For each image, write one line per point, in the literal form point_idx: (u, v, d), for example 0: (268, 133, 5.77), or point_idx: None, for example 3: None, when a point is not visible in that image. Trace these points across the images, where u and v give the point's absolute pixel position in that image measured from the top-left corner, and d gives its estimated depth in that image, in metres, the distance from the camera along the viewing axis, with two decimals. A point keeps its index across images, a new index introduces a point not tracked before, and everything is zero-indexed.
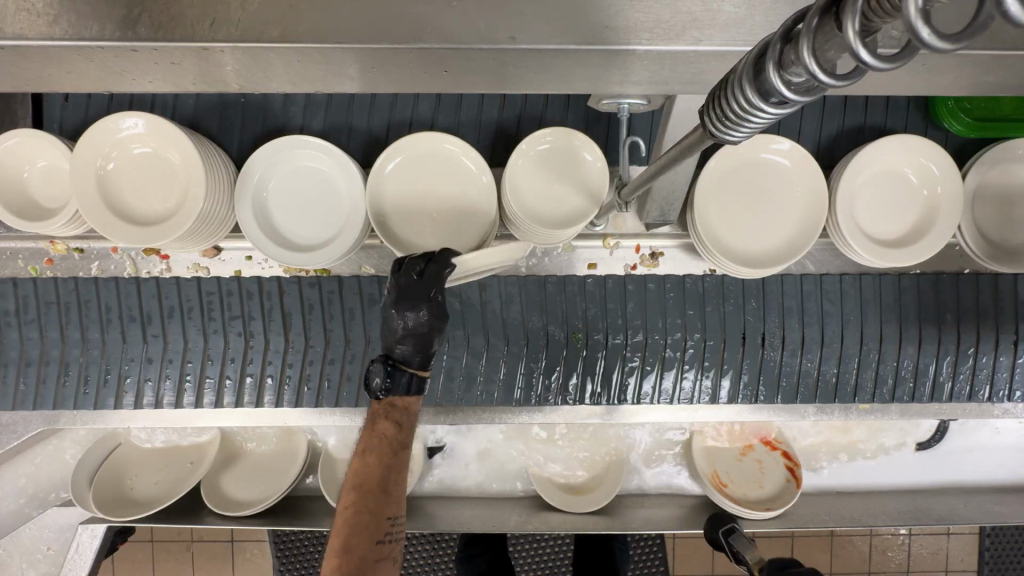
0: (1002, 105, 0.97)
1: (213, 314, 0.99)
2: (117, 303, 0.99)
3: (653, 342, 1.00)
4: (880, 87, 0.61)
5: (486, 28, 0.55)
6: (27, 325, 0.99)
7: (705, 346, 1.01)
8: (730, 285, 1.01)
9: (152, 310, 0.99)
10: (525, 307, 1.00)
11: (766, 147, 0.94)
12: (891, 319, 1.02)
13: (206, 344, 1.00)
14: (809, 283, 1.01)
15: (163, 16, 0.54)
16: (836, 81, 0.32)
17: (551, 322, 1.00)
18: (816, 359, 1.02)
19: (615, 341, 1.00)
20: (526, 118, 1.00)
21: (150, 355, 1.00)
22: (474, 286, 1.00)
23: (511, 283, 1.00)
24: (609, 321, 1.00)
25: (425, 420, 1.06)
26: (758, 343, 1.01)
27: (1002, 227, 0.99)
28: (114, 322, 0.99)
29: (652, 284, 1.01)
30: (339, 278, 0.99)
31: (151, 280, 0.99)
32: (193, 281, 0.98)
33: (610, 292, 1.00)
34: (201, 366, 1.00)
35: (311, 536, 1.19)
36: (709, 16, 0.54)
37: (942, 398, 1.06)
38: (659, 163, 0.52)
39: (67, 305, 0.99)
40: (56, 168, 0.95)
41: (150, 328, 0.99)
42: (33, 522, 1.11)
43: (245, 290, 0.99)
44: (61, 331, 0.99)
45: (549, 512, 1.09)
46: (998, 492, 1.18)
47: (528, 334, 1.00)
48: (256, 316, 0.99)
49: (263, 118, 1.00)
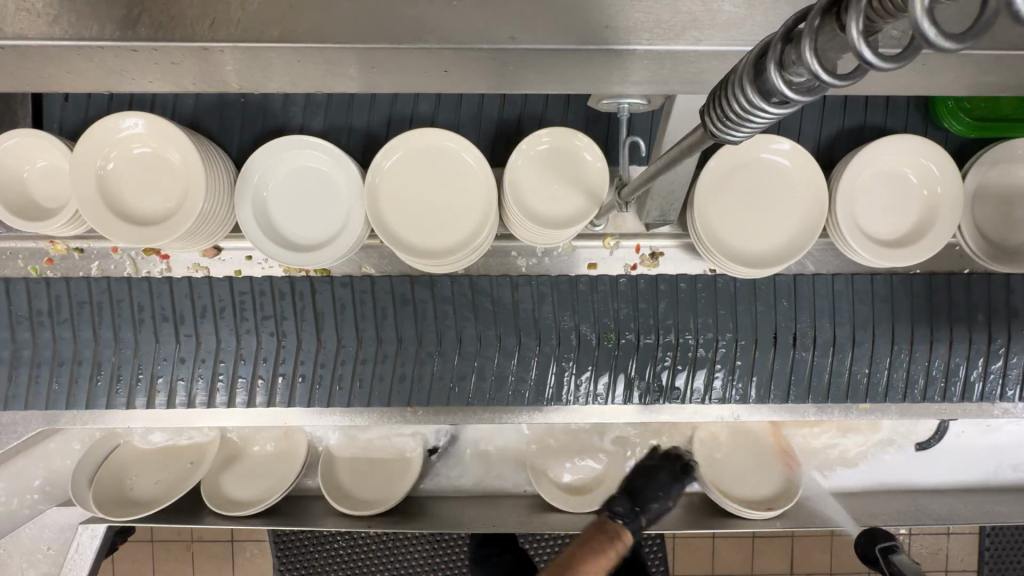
0: (1001, 105, 0.97)
1: (246, 314, 0.98)
2: (151, 303, 0.98)
3: (685, 342, 0.99)
4: (878, 87, 0.61)
5: (487, 29, 0.55)
6: (60, 325, 0.98)
7: (739, 346, 1.00)
8: (762, 285, 1.00)
9: (186, 310, 0.98)
10: (556, 307, 0.99)
11: (766, 147, 0.94)
12: (923, 319, 1.01)
13: (238, 343, 0.98)
14: (841, 283, 1.01)
15: (163, 16, 0.54)
16: (838, 81, 0.32)
17: (583, 322, 0.99)
18: (851, 358, 1.01)
19: (647, 341, 0.99)
20: (526, 118, 1.00)
21: (185, 355, 0.99)
22: (505, 285, 0.99)
23: (543, 283, 0.99)
24: (642, 321, 0.99)
25: (425, 420, 1.05)
26: (792, 343, 1.00)
27: (1002, 227, 0.99)
28: (147, 321, 0.98)
29: (683, 284, 1.00)
30: (371, 278, 0.99)
31: (184, 279, 0.98)
32: (219, 282, 0.98)
33: (642, 291, 1.00)
34: (235, 366, 0.99)
35: (311, 537, 1.19)
36: (709, 16, 0.54)
37: (956, 399, 1.04)
38: (659, 163, 0.52)
39: (101, 305, 0.98)
40: (56, 168, 0.95)
41: (183, 328, 0.98)
42: (34, 522, 1.11)
43: (278, 290, 0.98)
44: (94, 331, 0.98)
45: (549, 512, 1.09)
46: (997, 492, 1.18)
47: (560, 334, 0.99)
48: (289, 315, 0.98)
49: (263, 118, 1.00)
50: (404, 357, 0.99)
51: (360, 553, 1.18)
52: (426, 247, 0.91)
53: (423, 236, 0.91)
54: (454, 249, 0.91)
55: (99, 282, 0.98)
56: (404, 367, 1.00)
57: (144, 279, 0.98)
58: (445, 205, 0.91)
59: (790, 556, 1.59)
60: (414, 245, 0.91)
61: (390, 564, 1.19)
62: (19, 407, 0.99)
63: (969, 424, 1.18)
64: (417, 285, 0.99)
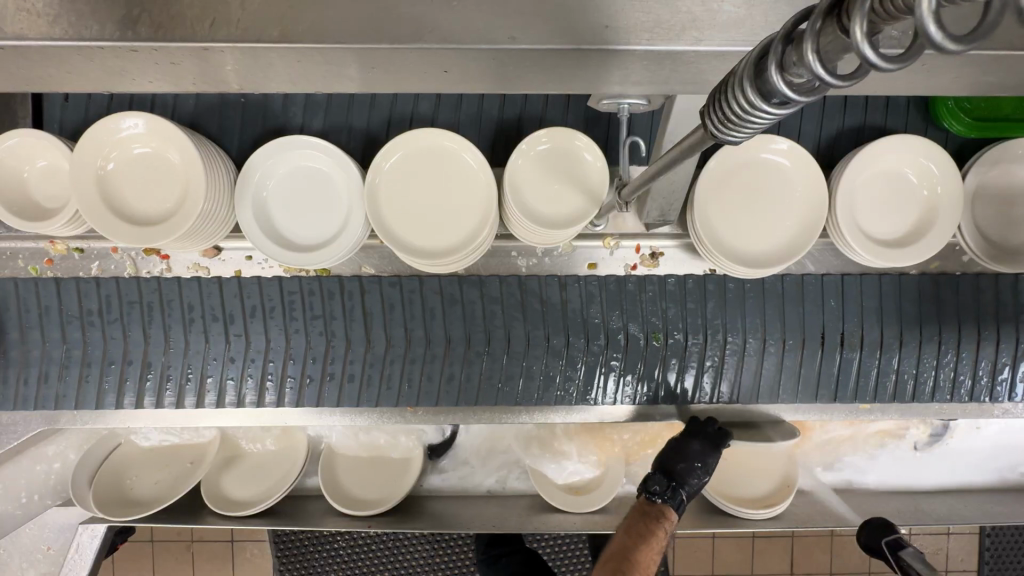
0: (1002, 105, 0.97)
1: (294, 314, 0.99)
2: (200, 302, 0.98)
3: (734, 342, 1.00)
4: (878, 86, 0.61)
5: (487, 29, 0.55)
6: (109, 326, 0.98)
7: (786, 346, 1.01)
8: (810, 285, 1.01)
9: (235, 310, 0.98)
10: (605, 306, 0.99)
11: (766, 147, 0.94)
12: (970, 320, 1.02)
13: (287, 343, 0.99)
14: (888, 282, 1.01)
15: (163, 16, 0.54)
16: (840, 82, 0.32)
17: (631, 322, 1.00)
18: (897, 359, 1.02)
19: (695, 341, 1.00)
20: (526, 118, 1.00)
21: (234, 355, 0.99)
22: (555, 284, 1.00)
23: (591, 283, 1.00)
24: (690, 321, 1.00)
25: (426, 420, 1.05)
26: (838, 343, 1.01)
27: (1003, 227, 0.99)
28: (197, 321, 0.98)
29: (732, 284, 1.00)
30: (419, 278, 0.99)
31: (233, 279, 0.98)
32: (256, 283, 0.98)
33: (690, 291, 1.00)
34: (284, 365, 1.00)
35: (310, 537, 1.19)
36: (709, 16, 0.54)
37: (960, 399, 1.04)
38: (659, 163, 0.52)
39: (150, 305, 0.98)
40: (56, 168, 0.95)
41: (232, 328, 0.99)
42: (33, 522, 1.11)
43: (327, 290, 0.99)
44: (144, 331, 0.98)
45: (548, 513, 1.09)
46: (997, 493, 1.18)
47: (608, 335, 0.99)
48: (338, 316, 0.99)
49: (262, 117, 1.00)
50: (453, 357, 0.99)
51: (360, 554, 1.18)
52: (423, 247, 0.91)
53: (420, 237, 0.91)
54: (451, 250, 0.91)
55: (145, 281, 0.98)
56: (452, 367, 1.00)
57: (187, 279, 0.99)
58: (445, 206, 0.91)
59: (790, 556, 1.59)
60: (412, 245, 0.90)
61: (389, 564, 1.19)
62: (20, 407, 1.00)
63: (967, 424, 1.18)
64: (466, 286, 0.99)
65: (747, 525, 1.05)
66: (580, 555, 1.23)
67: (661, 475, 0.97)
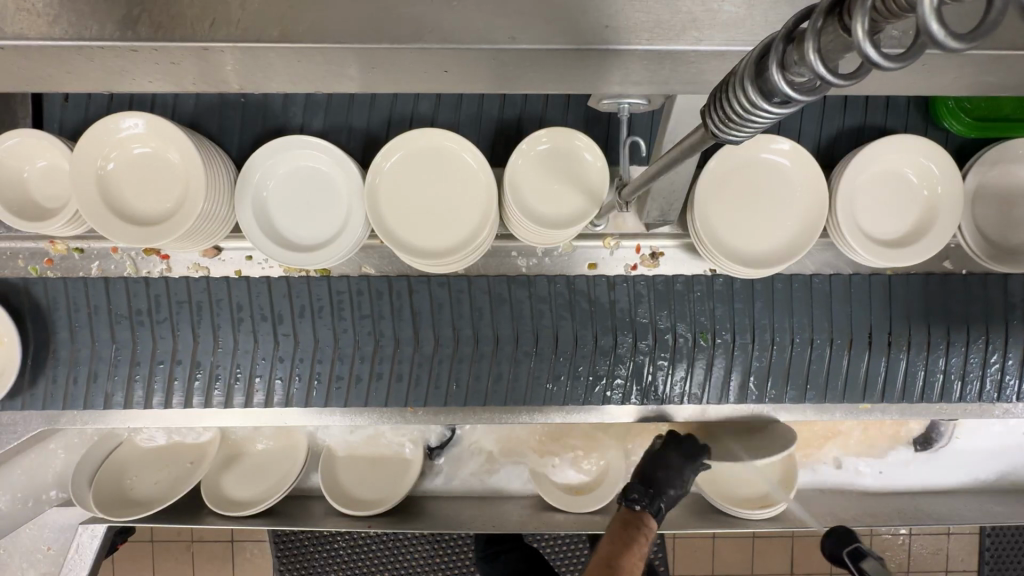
0: (1002, 105, 0.97)
1: (343, 314, 0.99)
2: (249, 302, 0.98)
3: (782, 341, 1.00)
4: (877, 86, 0.61)
5: (486, 29, 0.55)
6: (159, 326, 0.98)
7: (834, 345, 1.01)
8: (858, 283, 1.01)
9: (283, 310, 0.98)
10: (653, 306, 0.99)
11: (766, 147, 0.94)
12: (1018, 319, 1.01)
13: (335, 343, 0.99)
14: (934, 283, 1.02)
15: (163, 16, 0.54)
16: (842, 81, 0.32)
17: (678, 322, 1.00)
18: (945, 358, 1.02)
19: (743, 340, 1.00)
20: (525, 118, 1.00)
21: (282, 355, 0.99)
22: (602, 284, 1.00)
23: (639, 283, 1.00)
24: (738, 321, 1.00)
25: (425, 420, 1.04)
26: (886, 343, 1.01)
27: (1004, 227, 0.99)
28: (245, 321, 0.98)
29: (779, 284, 1.00)
30: (468, 278, 0.99)
31: (283, 279, 0.98)
32: (304, 282, 0.98)
33: (738, 292, 1.00)
34: (331, 365, 0.99)
35: (310, 537, 1.19)
36: (710, 16, 0.54)
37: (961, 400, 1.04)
38: (659, 163, 0.52)
39: (199, 304, 0.98)
40: (55, 168, 0.95)
41: (281, 327, 0.99)
42: (33, 522, 1.11)
43: (376, 290, 0.99)
44: (193, 331, 0.98)
45: (548, 512, 1.09)
46: (997, 493, 1.18)
47: (656, 335, 0.99)
48: (386, 315, 0.99)
49: (262, 118, 1.00)
50: (500, 356, 0.99)
51: (360, 554, 1.18)
52: (422, 246, 0.91)
53: (418, 236, 0.91)
54: (450, 249, 0.91)
55: (194, 281, 0.98)
56: (500, 367, 1.00)
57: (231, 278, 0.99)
58: (445, 205, 0.91)
59: (790, 556, 1.59)
60: (411, 245, 0.90)
61: (389, 564, 1.19)
62: (20, 407, 1.00)
63: (966, 424, 1.18)
64: (514, 285, 0.99)
65: (747, 525, 1.06)
66: (582, 554, 1.23)
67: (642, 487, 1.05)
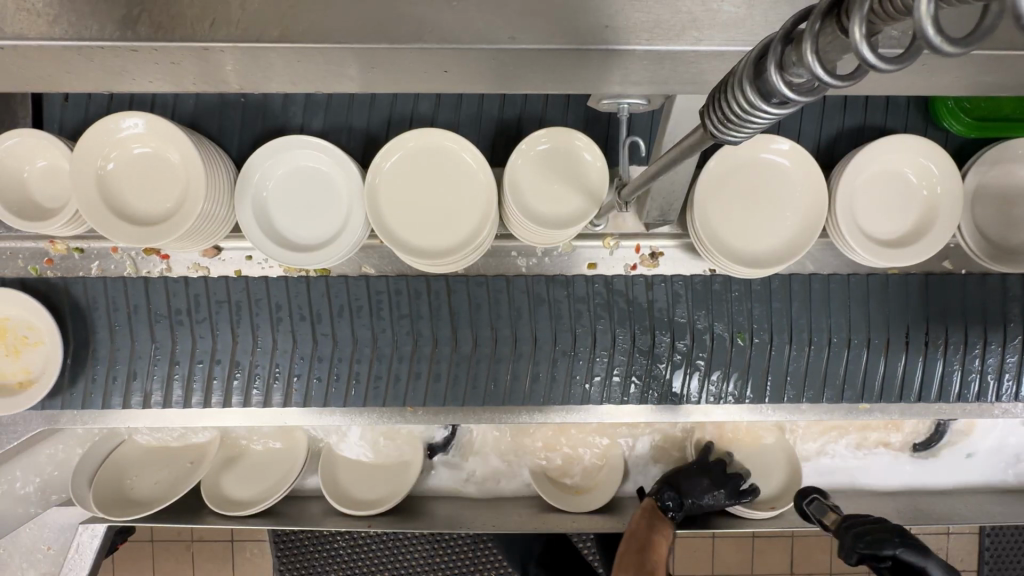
0: (1001, 105, 0.97)
1: (382, 314, 0.99)
2: (287, 302, 0.99)
3: (820, 342, 1.01)
4: (878, 86, 0.61)
5: (486, 29, 0.55)
6: (198, 325, 0.98)
7: (871, 346, 1.01)
8: (894, 283, 1.01)
9: (322, 309, 0.99)
10: (690, 305, 1.00)
11: (766, 147, 0.94)
12: None
13: (374, 343, 0.99)
14: (959, 283, 1.02)
15: (164, 16, 0.54)
16: (839, 82, 0.32)
17: (716, 321, 1.00)
18: (982, 358, 1.02)
19: (780, 339, 1.00)
20: (525, 118, 1.00)
21: (320, 355, 0.99)
22: (640, 285, 1.00)
23: (677, 283, 1.00)
24: (775, 321, 1.00)
25: (425, 420, 1.04)
26: (923, 344, 1.01)
27: (1004, 227, 0.99)
28: (284, 320, 0.99)
29: (816, 283, 1.01)
30: (506, 278, 0.99)
31: (321, 278, 0.99)
32: (343, 281, 0.99)
33: (775, 291, 1.00)
34: (369, 365, 1.00)
35: (309, 537, 1.19)
36: (709, 16, 0.54)
37: (964, 400, 1.04)
38: (659, 163, 0.52)
39: (238, 304, 0.98)
40: (56, 168, 0.95)
41: (319, 327, 0.99)
42: (34, 522, 1.11)
43: (414, 289, 0.99)
44: (233, 330, 0.99)
45: (547, 512, 1.09)
46: (996, 493, 1.18)
47: (693, 334, 1.00)
48: (424, 315, 0.99)
49: (261, 117, 1.00)
50: (539, 356, 0.99)
51: (359, 554, 1.18)
52: (421, 246, 0.91)
53: (418, 235, 0.91)
54: (450, 248, 0.91)
55: (233, 281, 0.98)
56: (538, 367, 1.00)
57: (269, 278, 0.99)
58: (445, 205, 0.91)
59: (789, 556, 1.59)
60: (410, 245, 0.90)
61: (389, 564, 1.19)
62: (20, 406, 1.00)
63: (967, 424, 1.18)
64: (553, 285, 0.99)
65: (747, 525, 1.08)
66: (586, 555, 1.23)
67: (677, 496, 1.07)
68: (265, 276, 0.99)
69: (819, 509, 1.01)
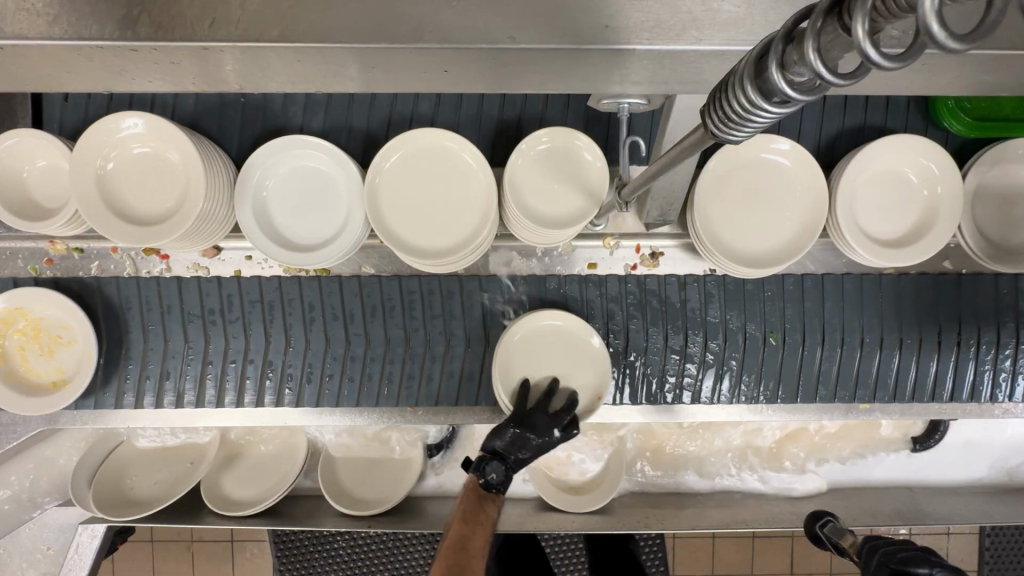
0: (1001, 105, 0.98)
1: (414, 313, 0.99)
2: (321, 302, 0.99)
3: (851, 342, 1.01)
4: (878, 85, 0.60)
5: (486, 29, 0.55)
6: (231, 325, 0.99)
7: (902, 345, 1.01)
8: (925, 283, 1.02)
9: (355, 309, 0.99)
10: (724, 305, 1.00)
11: (766, 147, 0.94)
12: None
13: (407, 342, 0.99)
14: (964, 284, 1.02)
15: (163, 16, 0.54)
16: (841, 80, 0.32)
17: (749, 321, 1.00)
18: (1012, 358, 1.03)
19: (812, 339, 1.01)
20: (525, 118, 1.00)
21: (354, 355, 1.00)
22: (673, 285, 1.00)
23: (710, 282, 1.00)
24: (808, 321, 1.01)
25: (425, 420, 1.04)
26: (954, 344, 1.02)
27: (1004, 227, 0.99)
28: (318, 320, 0.99)
29: (848, 283, 1.01)
30: (541, 279, 1.00)
31: (354, 279, 0.99)
32: (376, 281, 0.99)
33: (807, 291, 1.01)
34: (402, 365, 1.00)
35: (310, 537, 1.19)
36: (710, 16, 0.54)
37: (967, 399, 1.04)
38: (659, 163, 0.52)
39: (272, 304, 0.99)
40: (56, 168, 0.95)
41: (353, 327, 0.99)
42: (33, 522, 1.11)
43: (447, 290, 0.99)
44: (266, 331, 0.99)
45: (547, 512, 1.09)
46: (996, 493, 1.18)
47: (726, 333, 1.00)
48: (457, 315, 0.99)
49: (261, 117, 1.00)
50: None
51: (359, 554, 1.18)
52: (421, 245, 0.91)
53: (417, 235, 0.91)
54: (450, 248, 0.91)
55: (265, 281, 0.99)
56: None
57: (302, 278, 0.99)
58: (445, 205, 0.91)
59: (790, 556, 1.59)
60: (410, 245, 0.90)
61: (389, 564, 1.18)
62: None
63: (967, 423, 1.18)
64: (587, 285, 1.00)
65: (748, 525, 1.07)
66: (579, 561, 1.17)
67: (501, 464, 0.91)
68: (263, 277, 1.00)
69: (835, 530, 1.01)
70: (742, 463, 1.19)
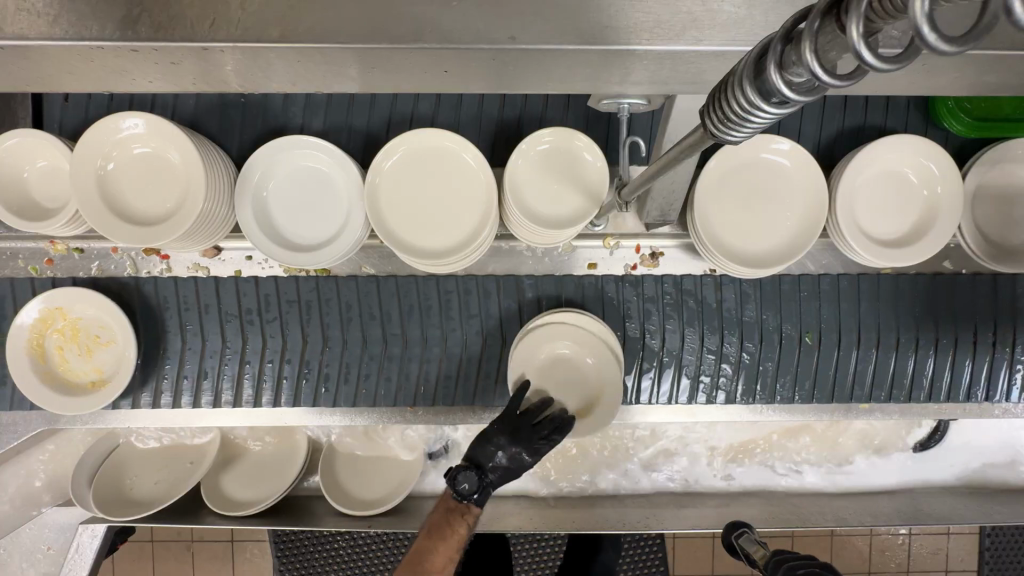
0: (1001, 105, 0.97)
1: (451, 313, 0.99)
2: (358, 301, 0.99)
3: (887, 342, 1.01)
4: (877, 85, 0.60)
5: (486, 29, 0.55)
6: (269, 325, 0.99)
7: (938, 346, 1.02)
8: (961, 283, 1.02)
9: (392, 310, 0.99)
10: (760, 305, 1.00)
11: (766, 147, 0.94)
12: None
13: (444, 342, 0.99)
14: (974, 284, 1.01)
15: (164, 16, 0.54)
16: (838, 81, 0.32)
17: (786, 322, 1.00)
18: None
19: (848, 338, 1.01)
20: (525, 118, 1.00)
21: (391, 355, 1.00)
22: (710, 285, 1.00)
23: (748, 283, 1.00)
24: (844, 321, 1.01)
25: (426, 420, 1.04)
26: (990, 344, 1.02)
27: (1005, 227, 0.99)
28: (355, 320, 0.99)
29: (884, 282, 1.01)
30: (580, 281, 1.00)
31: (392, 279, 0.99)
32: (413, 281, 0.99)
33: (843, 292, 1.01)
34: (438, 364, 1.00)
35: (311, 536, 1.19)
36: (709, 16, 0.55)
37: (971, 399, 1.04)
38: (659, 163, 0.52)
39: (309, 303, 0.99)
40: (56, 169, 0.95)
41: (390, 327, 0.99)
42: (34, 522, 1.10)
43: (484, 289, 1.00)
44: (303, 331, 0.99)
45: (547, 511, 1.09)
46: (996, 493, 1.18)
47: (762, 333, 1.00)
48: (493, 315, 1.00)
49: (261, 117, 1.00)
50: None
51: (359, 553, 1.18)
52: (421, 245, 0.91)
53: (417, 235, 0.91)
54: (450, 247, 0.91)
55: (303, 281, 0.99)
56: None
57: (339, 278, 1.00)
58: (445, 205, 0.91)
59: None
60: (410, 245, 0.90)
61: (389, 564, 1.18)
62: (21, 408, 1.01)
63: (967, 424, 1.18)
64: (624, 286, 1.00)
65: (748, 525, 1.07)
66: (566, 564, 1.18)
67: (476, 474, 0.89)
68: (293, 275, 1.00)
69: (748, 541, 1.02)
70: (742, 464, 1.18)
